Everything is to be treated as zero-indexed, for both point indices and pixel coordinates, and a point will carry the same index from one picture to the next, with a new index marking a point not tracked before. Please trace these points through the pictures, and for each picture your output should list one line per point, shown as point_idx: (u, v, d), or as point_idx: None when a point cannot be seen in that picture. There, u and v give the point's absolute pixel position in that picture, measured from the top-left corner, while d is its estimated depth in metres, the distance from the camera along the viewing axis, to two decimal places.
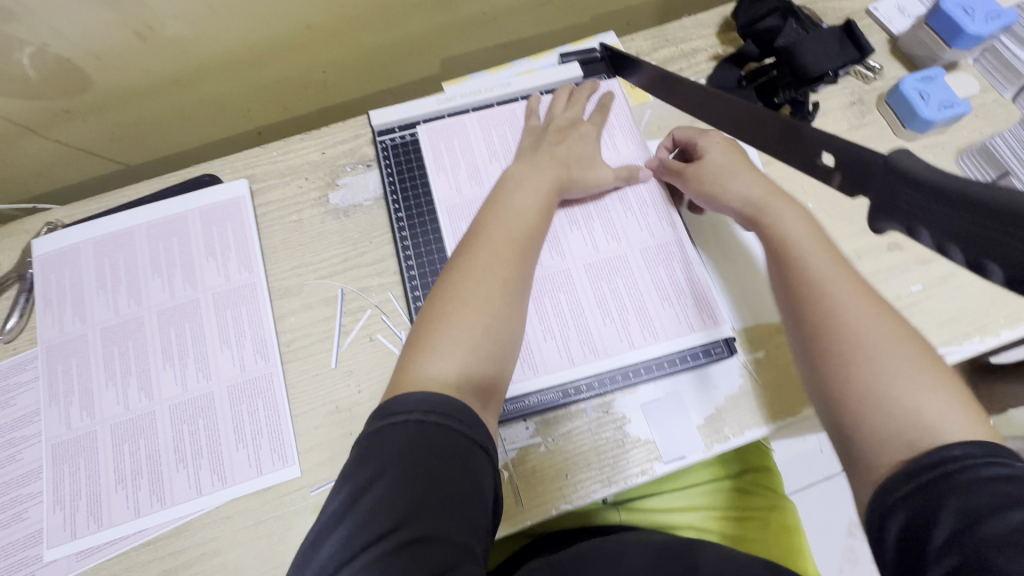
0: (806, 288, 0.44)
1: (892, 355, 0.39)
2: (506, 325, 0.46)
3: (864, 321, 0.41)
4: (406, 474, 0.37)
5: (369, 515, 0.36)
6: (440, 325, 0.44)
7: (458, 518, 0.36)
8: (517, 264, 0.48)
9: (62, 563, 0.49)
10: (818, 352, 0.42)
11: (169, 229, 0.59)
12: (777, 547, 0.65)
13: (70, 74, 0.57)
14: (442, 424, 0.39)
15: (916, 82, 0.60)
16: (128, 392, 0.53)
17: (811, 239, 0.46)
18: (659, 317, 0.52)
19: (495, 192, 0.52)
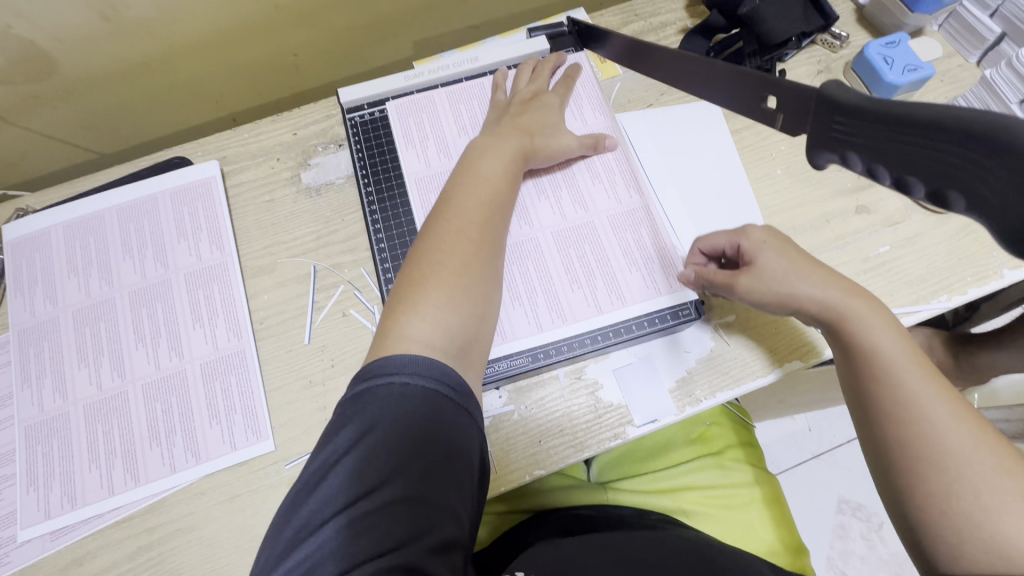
0: (897, 411, 0.40)
1: (993, 488, 0.35)
2: (484, 292, 0.46)
3: (963, 449, 0.37)
4: (392, 436, 0.36)
5: (351, 472, 0.35)
6: (417, 289, 0.44)
7: (443, 477, 0.36)
8: (490, 230, 0.48)
9: (37, 543, 0.49)
10: (908, 483, 0.38)
11: (141, 211, 0.59)
12: (764, 523, 0.63)
13: (36, 59, 0.57)
14: (427, 385, 0.39)
15: (880, 47, 0.60)
16: (101, 372, 0.53)
17: (902, 352, 0.41)
18: (626, 282, 0.53)
19: (460, 164, 0.53)
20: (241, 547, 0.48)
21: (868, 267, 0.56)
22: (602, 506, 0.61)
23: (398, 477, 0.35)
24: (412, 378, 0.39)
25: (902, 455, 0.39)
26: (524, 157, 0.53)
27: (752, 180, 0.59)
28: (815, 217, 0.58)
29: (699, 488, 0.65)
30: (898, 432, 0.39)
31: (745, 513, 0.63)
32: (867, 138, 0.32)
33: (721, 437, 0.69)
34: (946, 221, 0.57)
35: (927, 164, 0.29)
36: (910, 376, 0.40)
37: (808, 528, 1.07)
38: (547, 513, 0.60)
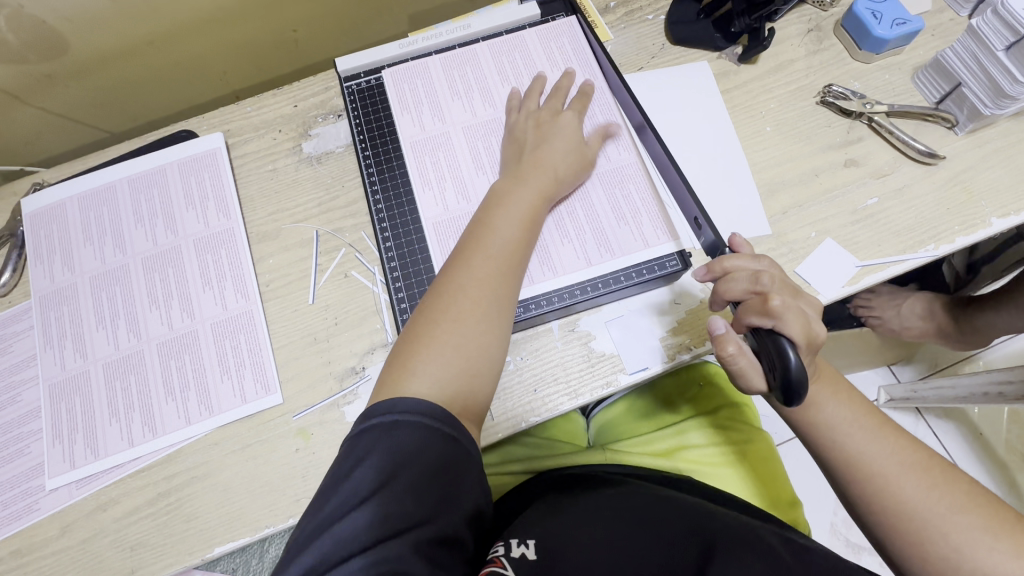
0: (870, 485, 0.47)
1: (962, 528, 0.44)
2: (481, 346, 0.46)
3: (919, 497, 0.46)
4: (378, 459, 0.39)
5: (346, 489, 0.39)
6: (414, 343, 0.46)
7: (426, 490, 0.39)
8: (503, 281, 0.49)
9: (63, 491, 0.52)
10: (899, 546, 0.46)
11: (149, 182, 0.61)
12: (753, 477, 0.64)
13: (49, 38, 0.60)
14: (409, 417, 0.41)
15: (869, 2, 0.61)
16: (117, 333, 0.56)
17: (854, 425, 0.49)
18: (617, 241, 0.54)
19: (479, 213, 0.52)
20: (253, 492, 0.51)
21: (856, 219, 0.57)
22: (597, 467, 0.61)
23: (389, 486, 0.39)
24: (400, 414, 0.41)
25: (884, 520, 0.47)
26: (541, 201, 0.53)
27: (742, 138, 0.61)
28: (804, 170, 0.59)
29: (692, 447, 0.65)
30: (876, 505, 0.47)
31: (741, 469, 0.64)
32: None
33: (713, 399, 0.70)
34: (934, 172, 0.58)
35: None
36: (860, 445, 0.48)
37: (813, 496, 1.07)
38: (539, 476, 0.61)
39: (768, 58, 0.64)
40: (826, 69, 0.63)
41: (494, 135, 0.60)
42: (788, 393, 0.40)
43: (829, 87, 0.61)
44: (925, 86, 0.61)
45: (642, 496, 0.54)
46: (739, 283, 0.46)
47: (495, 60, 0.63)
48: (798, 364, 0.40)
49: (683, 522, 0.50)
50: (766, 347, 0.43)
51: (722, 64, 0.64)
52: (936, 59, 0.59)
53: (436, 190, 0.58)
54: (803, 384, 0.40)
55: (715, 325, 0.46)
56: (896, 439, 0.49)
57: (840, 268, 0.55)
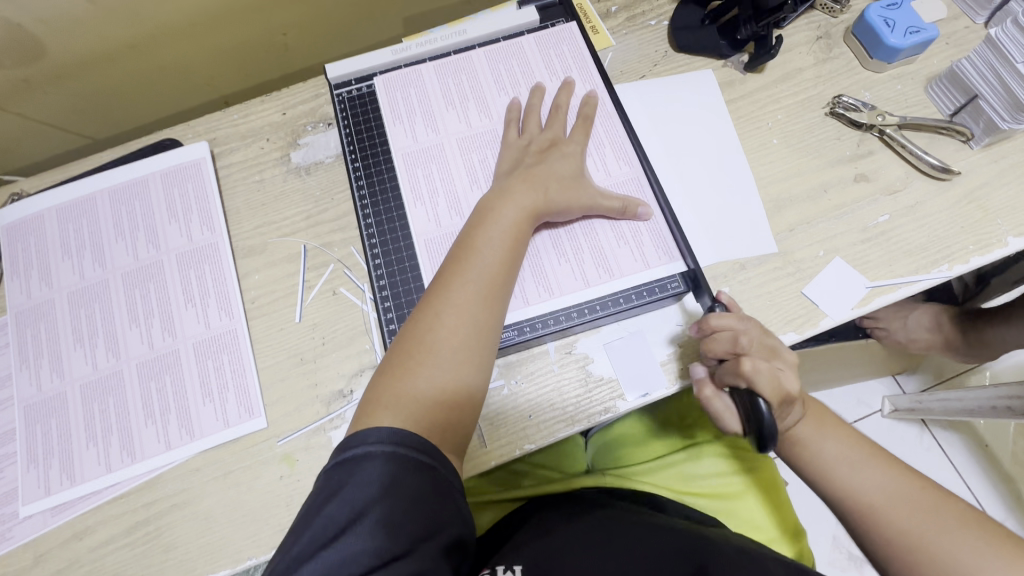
0: (867, 519, 0.45)
1: (968, 557, 0.41)
2: (459, 378, 0.44)
3: (918, 526, 0.43)
4: (356, 490, 0.38)
5: (322, 521, 0.37)
6: (391, 375, 0.44)
7: (402, 523, 0.37)
8: (482, 308, 0.46)
9: (37, 519, 0.50)
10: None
11: (131, 194, 0.59)
12: (758, 510, 0.62)
13: (26, 44, 0.57)
14: (388, 448, 0.39)
15: (881, 10, 0.58)
16: (96, 353, 0.54)
17: (849, 455, 0.47)
18: (617, 260, 0.52)
19: (462, 235, 0.50)
20: (236, 521, 0.49)
21: (866, 236, 0.54)
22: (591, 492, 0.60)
23: (364, 521, 0.37)
24: (377, 444, 0.39)
25: (885, 554, 0.45)
26: (527, 220, 0.50)
27: (748, 150, 0.58)
28: (812, 185, 0.56)
29: (696, 477, 0.63)
30: (875, 537, 0.45)
31: (746, 501, 0.62)
32: None
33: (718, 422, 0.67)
34: (947, 188, 0.56)
35: None
36: (853, 476, 0.47)
37: (815, 509, 1.05)
38: (533, 499, 0.60)
39: (775, 66, 0.61)
40: (836, 79, 0.61)
41: (489, 146, 0.58)
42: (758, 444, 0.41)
43: (839, 98, 0.59)
44: (939, 97, 0.58)
45: (633, 519, 0.52)
46: (721, 341, 0.46)
47: (491, 67, 0.61)
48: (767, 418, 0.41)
49: (675, 548, 0.48)
50: (740, 401, 0.45)
51: (727, 73, 0.62)
52: (951, 69, 0.56)
53: (428, 204, 0.56)
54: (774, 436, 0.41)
55: None
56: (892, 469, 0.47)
57: (849, 289, 0.53)
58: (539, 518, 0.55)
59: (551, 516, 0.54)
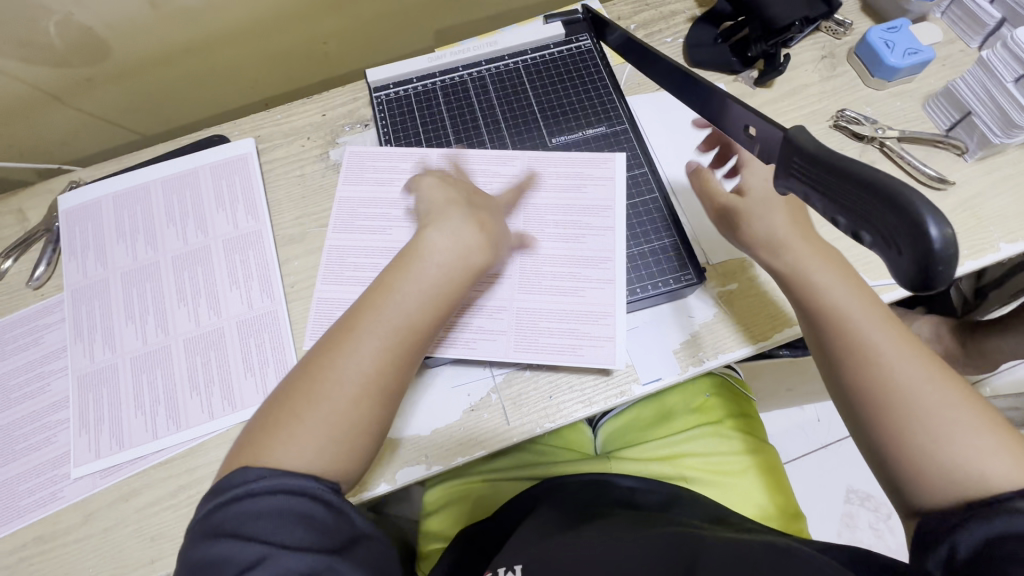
0: (852, 351, 0.46)
1: (943, 411, 0.41)
2: (350, 425, 0.43)
3: (913, 379, 0.43)
4: (251, 536, 0.37)
5: (218, 574, 0.36)
6: (278, 419, 0.42)
7: (304, 550, 0.37)
8: (381, 364, 0.45)
9: (87, 481, 0.53)
10: (885, 444, 0.42)
11: (182, 183, 0.64)
12: (759, 488, 0.67)
13: (92, 43, 0.63)
14: (266, 485, 0.39)
15: (882, 32, 0.63)
16: (146, 329, 0.58)
17: (862, 307, 0.47)
18: (581, 321, 0.54)
19: (384, 277, 0.49)
20: None
21: None
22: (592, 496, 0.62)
23: (264, 557, 0.37)
24: (256, 481, 0.39)
25: (861, 397, 0.44)
26: (461, 279, 0.50)
27: None
28: None
29: (700, 455, 0.69)
30: (857, 375, 0.45)
31: (749, 479, 0.68)
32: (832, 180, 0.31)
33: (726, 407, 0.72)
34: (944, 197, 0.60)
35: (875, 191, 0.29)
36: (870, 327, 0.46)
37: (819, 517, 1.06)
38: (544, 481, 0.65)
39: (782, 83, 0.66)
40: (840, 95, 0.65)
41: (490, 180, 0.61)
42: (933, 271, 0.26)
43: (843, 112, 0.63)
44: (936, 114, 0.63)
45: (633, 527, 0.54)
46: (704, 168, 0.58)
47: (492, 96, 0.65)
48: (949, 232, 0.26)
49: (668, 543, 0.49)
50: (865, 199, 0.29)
51: (738, 87, 0.66)
52: (947, 88, 0.61)
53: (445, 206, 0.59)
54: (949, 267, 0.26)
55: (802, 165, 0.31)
56: (891, 323, 0.46)
57: None
58: (545, 510, 0.60)
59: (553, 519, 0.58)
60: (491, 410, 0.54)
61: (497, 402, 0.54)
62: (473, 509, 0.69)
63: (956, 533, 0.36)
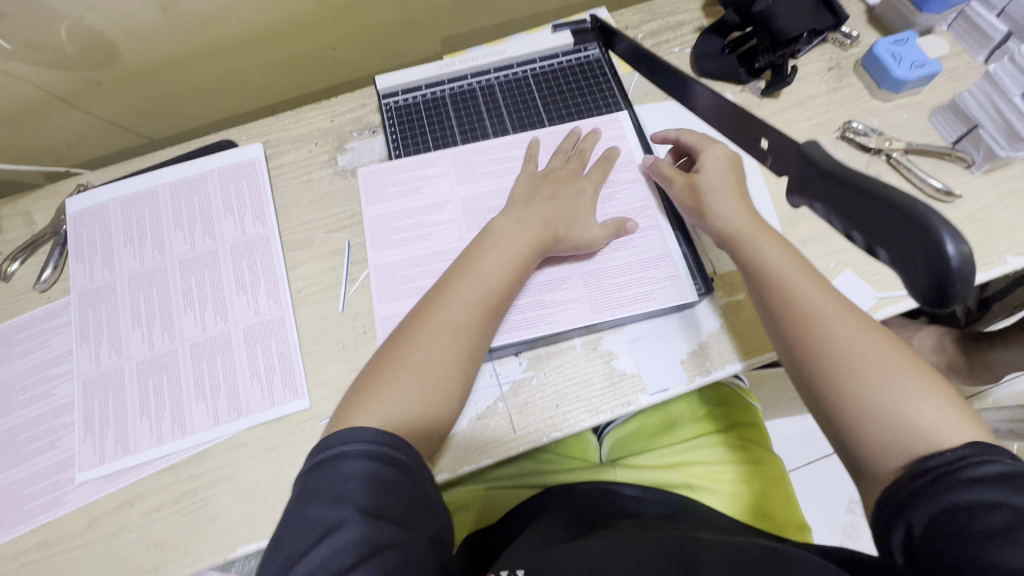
0: (791, 312, 0.49)
1: (875, 366, 0.44)
2: (442, 391, 0.48)
3: (848, 335, 0.46)
4: (344, 495, 0.39)
5: (309, 524, 0.38)
6: (379, 377, 0.47)
7: (391, 520, 0.39)
8: (466, 331, 0.50)
9: (91, 486, 0.53)
10: (832, 407, 0.45)
11: (190, 188, 0.64)
12: (766, 497, 0.67)
13: (103, 47, 0.63)
14: (365, 447, 0.41)
15: (889, 45, 0.63)
16: (153, 333, 0.57)
17: (793, 266, 0.51)
18: (623, 292, 0.56)
19: (466, 252, 0.55)
20: (278, 494, 0.52)
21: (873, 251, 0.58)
22: (596, 507, 0.63)
23: (351, 518, 0.38)
24: (355, 444, 0.41)
25: (802, 356, 0.47)
26: (532, 253, 0.54)
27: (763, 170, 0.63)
28: None
29: (704, 463, 0.69)
30: (798, 339, 0.48)
31: (754, 487, 0.67)
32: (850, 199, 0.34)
33: (728, 415, 0.73)
34: (950, 209, 0.60)
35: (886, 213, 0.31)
36: (802, 287, 0.50)
37: (821, 527, 1.06)
38: (549, 491, 0.65)
39: (789, 94, 0.66)
40: (846, 106, 0.65)
41: (508, 177, 0.63)
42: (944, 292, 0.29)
43: (849, 124, 0.64)
44: (942, 126, 0.63)
45: (636, 534, 0.53)
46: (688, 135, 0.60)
47: (502, 102, 0.67)
48: (968, 248, 0.29)
49: (669, 548, 0.49)
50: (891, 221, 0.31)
51: (745, 97, 0.67)
52: (953, 101, 0.61)
53: (467, 222, 0.61)
54: (964, 280, 0.29)
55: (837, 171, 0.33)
56: (825, 288, 0.50)
57: (859, 299, 0.56)
58: (550, 519, 0.60)
59: (556, 530, 0.58)
60: (497, 419, 0.54)
61: (504, 411, 0.54)
62: (475, 517, 0.68)
63: (911, 508, 0.38)
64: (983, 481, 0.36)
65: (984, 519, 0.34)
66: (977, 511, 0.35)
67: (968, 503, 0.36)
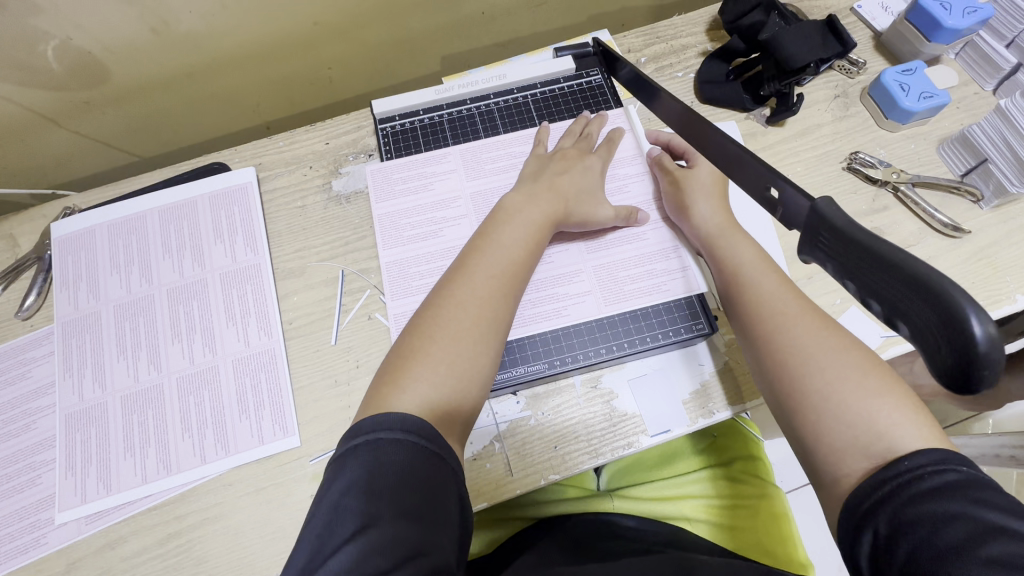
0: (757, 309, 0.49)
1: (837, 363, 0.43)
2: (475, 365, 0.46)
3: (811, 333, 0.45)
4: (375, 489, 0.36)
5: (338, 520, 0.36)
6: (409, 357, 0.45)
7: (422, 520, 0.36)
8: (493, 300, 0.49)
9: (72, 527, 0.51)
10: (791, 401, 0.44)
11: (179, 214, 0.62)
12: (766, 535, 0.65)
13: (92, 66, 0.61)
14: (398, 437, 0.39)
15: (897, 74, 0.62)
16: (138, 365, 0.56)
17: (761, 265, 0.51)
18: (636, 283, 0.57)
19: (482, 230, 0.54)
20: (266, 538, 0.50)
21: None
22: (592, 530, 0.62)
23: (382, 515, 0.35)
24: (388, 432, 0.39)
25: (766, 355, 0.47)
26: (547, 226, 0.54)
27: None
28: None
29: (700, 498, 0.67)
30: (763, 337, 0.47)
31: (753, 524, 0.65)
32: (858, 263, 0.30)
33: (727, 450, 0.71)
34: (958, 245, 0.58)
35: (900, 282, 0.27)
36: (769, 286, 0.50)
37: None
38: (545, 522, 0.65)
39: (795, 122, 0.65)
40: (853, 136, 0.64)
41: (515, 171, 0.63)
42: (968, 375, 0.25)
43: (856, 154, 0.62)
44: (950, 158, 0.62)
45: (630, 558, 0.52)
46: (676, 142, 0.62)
47: (502, 127, 0.65)
48: (995, 330, 0.24)
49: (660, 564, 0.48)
50: (908, 290, 0.27)
51: (750, 125, 0.65)
52: (962, 134, 0.60)
53: (471, 218, 0.61)
54: (993, 365, 0.24)
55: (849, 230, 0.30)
56: (792, 288, 0.50)
57: (866, 337, 0.55)
58: (546, 546, 0.59)
59: (553, 553, 0.57)
60: (494, 460, 0.52)
61: (501, 453, 0.52)
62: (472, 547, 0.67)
63: (873, 516, 0.35)
64: (941, 490, 0.33)
65: (946, 534, 0.31)
66: (939, 523, 0.32)
67: (932, 514, 0.32)
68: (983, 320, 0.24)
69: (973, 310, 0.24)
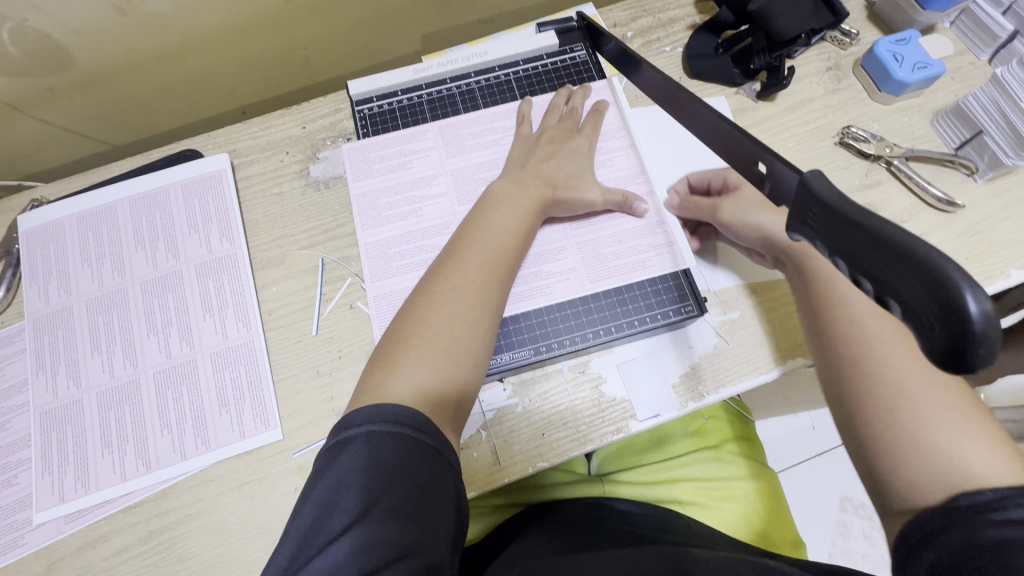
0: (849, 334, 0.47)
1: (933, 403, 0.42)
2: (469, 351, 0.45)
3: (908, 366, 0.44)
4: (363, 484, 0.35)
5: (325, 515, 0.34)
6: (405, 340, 0.44)
7: (412, 517, 0.35)
8: (486, 287, 0.47)
9: (52, 526, 0.50)
10: (868, 432, 0.43)
11: (151, 203, 0.60)
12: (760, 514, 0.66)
13: (54, 51, 0.58)
14: (387, 430, 0.37)
15: (890, 44, 0.60)
16: (113, 360, 0.54)
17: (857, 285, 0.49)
18: (619, 259, 0.56)
19: (472, 216, 0.52)
20: (250, 533, 0.49)
21: None
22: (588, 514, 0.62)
23: (371, 512, 0.34)
24: (375, 425, 0.37)
25: (852, 384, 0.45)
26: (535, 211, 0.53)
27: None
28: None
29: (696, 479, 0.67)
30: (854, 364, 0.46)
31: (748, 504, 0.66)
32: (847, 242, 0.28)
33: (720, 433, 0.71)
34: (952, 220, 0.57)
35: (893, 258, 0.26)
36: (862, 309, 0.47)
37: None
38: (539, 507, 0.63)
39: (787, 96, 0.63)
40: (846, 110, 0.62)
41: (497, 149, 0.61)
42: (963, 355, 0.23)
43: (848, 129, 0.61)
44: (944, 131, 0.60)
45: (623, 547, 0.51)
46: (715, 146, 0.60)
47: (482, 106, 0.63)
48: (989, 303, 0.23)
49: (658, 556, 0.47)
50: (898, 267, 0.25)
51: (741, 100, 0.63)
52: (957, 105, 0.58)
53: (450, 198, 0.59)
54: (989, 342, 0.23)
55: (837, 206, 0.29)
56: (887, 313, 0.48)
57: None
58: (539, 535, 0.57)
59: (545, 539, 0.56)
60: (480, 448, 0.51)
61: (488, 442, 0.51)
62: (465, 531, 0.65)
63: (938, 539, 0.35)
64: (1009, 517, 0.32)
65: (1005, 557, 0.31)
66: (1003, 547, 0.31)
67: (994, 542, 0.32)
68: (978, 296, 0.23)
69: (968, 285, 0.23)
